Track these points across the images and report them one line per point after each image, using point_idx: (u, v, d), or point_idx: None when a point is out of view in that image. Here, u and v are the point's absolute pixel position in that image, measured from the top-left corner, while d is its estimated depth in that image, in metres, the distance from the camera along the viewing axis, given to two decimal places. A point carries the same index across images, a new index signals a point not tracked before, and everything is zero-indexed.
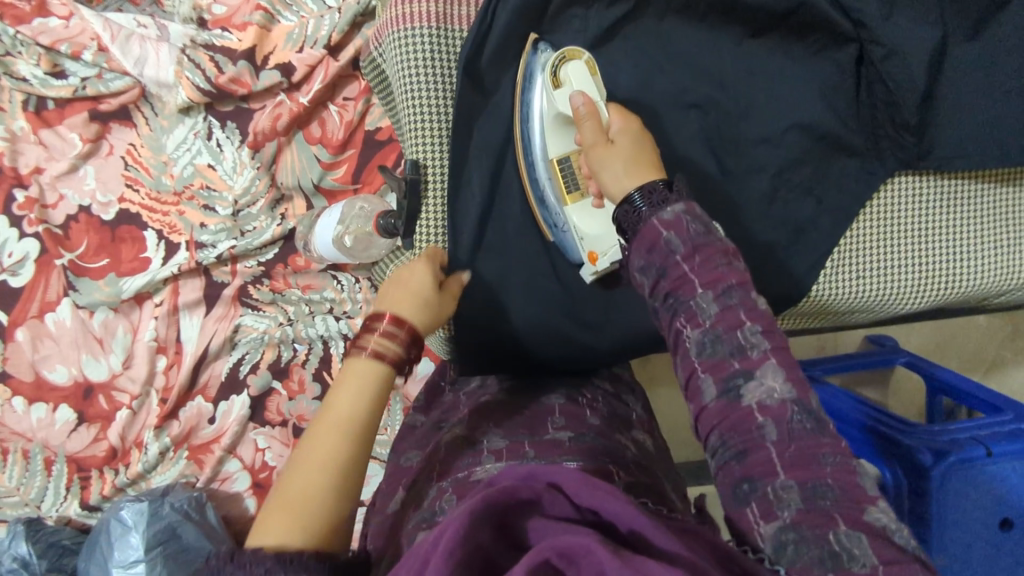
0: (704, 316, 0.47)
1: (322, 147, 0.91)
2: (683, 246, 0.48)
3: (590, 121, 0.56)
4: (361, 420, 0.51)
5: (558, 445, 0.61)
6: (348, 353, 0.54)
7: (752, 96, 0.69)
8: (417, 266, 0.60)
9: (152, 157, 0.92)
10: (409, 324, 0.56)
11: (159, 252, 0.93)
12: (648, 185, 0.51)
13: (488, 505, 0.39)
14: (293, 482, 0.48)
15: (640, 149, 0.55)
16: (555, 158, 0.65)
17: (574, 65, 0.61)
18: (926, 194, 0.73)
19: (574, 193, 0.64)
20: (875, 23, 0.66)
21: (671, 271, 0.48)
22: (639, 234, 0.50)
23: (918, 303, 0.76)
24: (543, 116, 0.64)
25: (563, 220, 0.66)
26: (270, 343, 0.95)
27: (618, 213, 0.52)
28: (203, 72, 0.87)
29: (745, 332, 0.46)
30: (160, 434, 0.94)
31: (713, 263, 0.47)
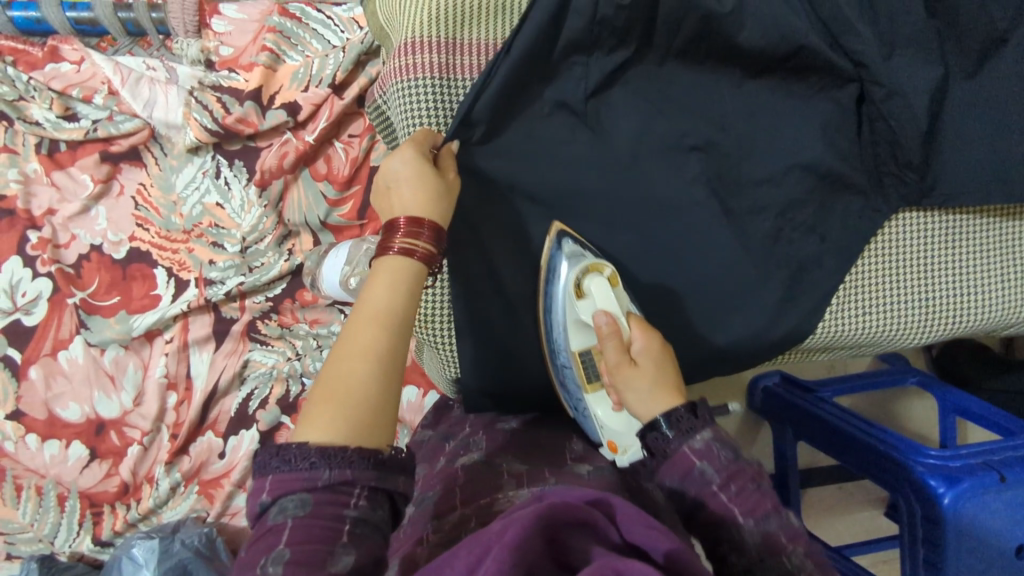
0: (719, 488, 0.49)
1: (328, 184, 0.92)
2: (717, 477, 0.49)
3: (611, 340, 0.56)
4: (389, 314, 0.50)
5: (577, 476, 0.61)
6: (377, 255, 0.54)
7: (752, 137, 0.70)
8: (418, 155, 0.59)
9: (162, 197, 0.93)
10: (430, 219, 0.55)
11: (169, 289, 0.94)
12: (673, 411, 0.52)
13: (551, 513, 0.37)
14: (337, 373, 0.47)
15: (663, 371, 0.55)
16: (576, 350, 0.67)
17: (596, 278, 0.64)
18: (930, 231, 0.73)
19: (593, 382, 0.66)
20: (875, 64, 0.66)
21: (710, 502, 0.49)
22: (670, 461, 0.51)
23: (923, 338, 0.76)
24: (564, 315, 0.67)
25: (582, 406, 0.68)
26: (278, 378, 0.96)
27: (645, 439, 0.52)
28: (211, 113, 0.88)
29: (764, 518, 0.48)
30: (171, 469, 0.95)
31: (747, 493, 0.48)
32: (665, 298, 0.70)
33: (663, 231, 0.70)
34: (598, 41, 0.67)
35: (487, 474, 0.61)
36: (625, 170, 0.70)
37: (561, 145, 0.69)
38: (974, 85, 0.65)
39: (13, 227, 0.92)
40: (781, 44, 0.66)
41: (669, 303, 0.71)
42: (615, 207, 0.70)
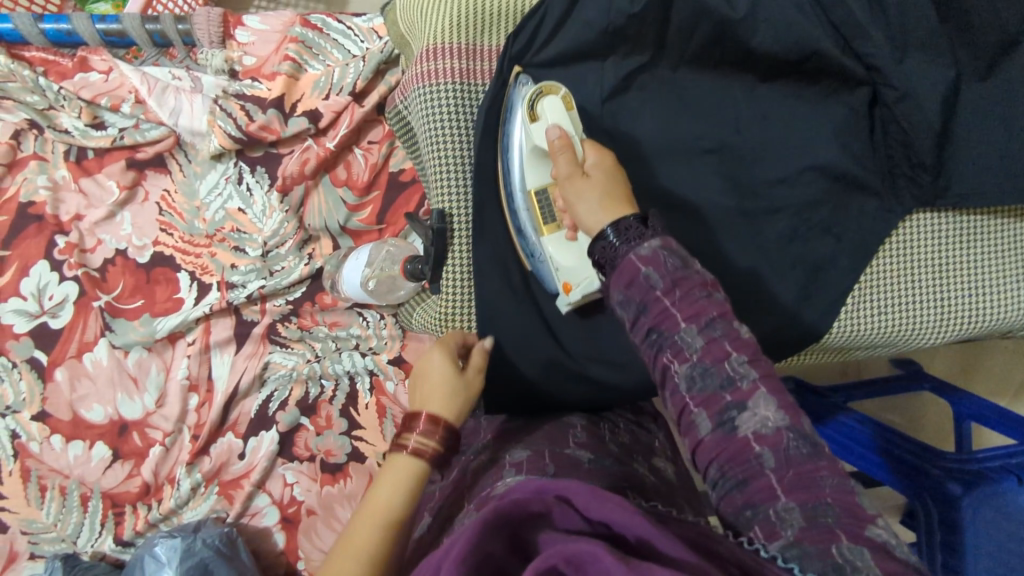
0: (691, 351, 0.49)
1: (348, 189, 0.94)
2: (662, 282, 0.50)
3: (564, 154, 0.59)
4: (398, 507, 0.61)
5: (577, 464, 0.62)
6: (392, 450, 0.63)
7: (766, 139, 0.72)
8: (437, 360, 0.67)
9: (186, 203, 0.96)
10: (444, 421, 0.64)
11: (192, 292, 0.96)
12: (622, 222, 0.54)
13: (503, 512, 0.42)
14: (354, 539, 0.58)
15: (613, 181, 0.58)
16: (533, 189, 0.66)
17: (551, 100, 0.63)
18: (941, 231, 0.75)
19: (550, 224, 0.65)
20: (888, 67, 0.67)
21: (653, 306, 0.51)
22: (618, 269, 0.53)
23: (940, 337, 0.77)
24: (522, 151, 0.66)
25: (539, 251, 0.67)
26: (298, 380, 0.97)
27: (595, 251, 0.55)
28: (235, 121, 0.90)
29: (732, 363, 0.48)
30: (191, 470, 0.96)
31: (693, 298, 0.50)
32: None
33: (681, 232, 0.71)
34: (614, 47, 0.69)
35: (492, 469, 0.65)
36: (643, 172, 0.71)
37: None
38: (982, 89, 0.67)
39: (41, 232, 0.95)
40: (795, 47, 0.67)
41: None
42: (631, 209, 0.71)
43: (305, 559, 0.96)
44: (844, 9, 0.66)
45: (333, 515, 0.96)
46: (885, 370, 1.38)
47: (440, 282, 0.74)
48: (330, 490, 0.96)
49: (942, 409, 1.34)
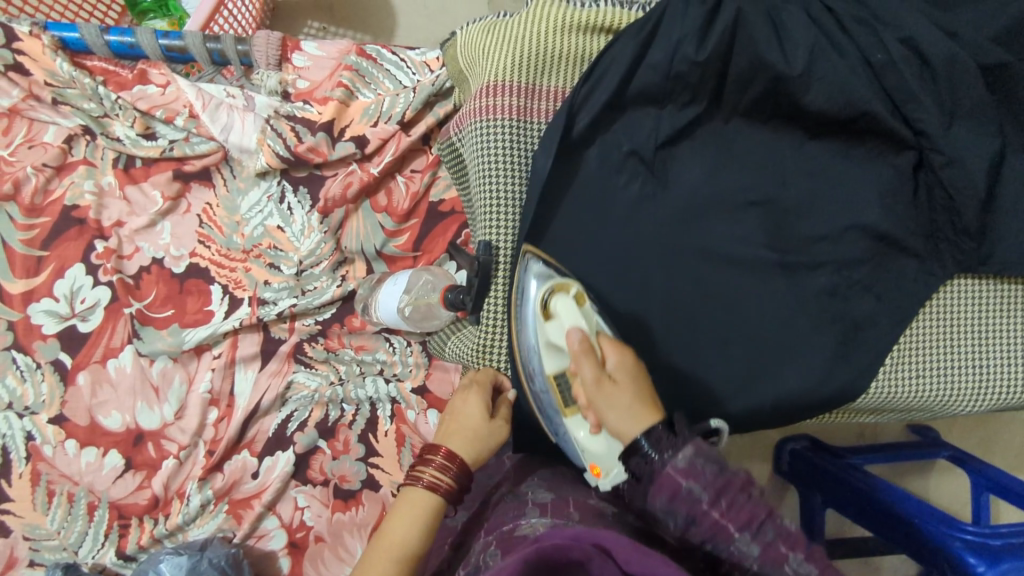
0: (747, 559, 0.47)
1: (387, 216, 0.95)
2: (704, 492, 0.49)
3: (586, 357, 0.58)
4: (415, 546, 0.61)
5: (602, 513, 0.60)
6: (407, 483, 0.65)
7: (812, 194, 0.72)
8: (470, 403, 0.68)
9: (226, 217, 0.97)
10: (460, 459, 0.65)
11: (223, 306, 0.96)
12: (653, 433, 0.53)
13: (539, 558, 0.45)
14: (371, 566, 0.59)
15: (639, 388, 0.57)
16: (552, 373, 0.63)
17: (562, 297, 0.64)
18: (982, 299, 0.75)
19: (571, 406, 0.62)
20: (935, 133, 0.69)
21: (701, 518, 0.49)
22: (657, 482, 0.51)
23: (977, 406, 0.76)
24: (536, 341, 0.64)
25: (563, 430, 0.64)
26: (319, 402, 0.97)
27: (629, 463, 0.53)
28: (284, 141, 0.92)
29: (791, 564, 0.46)
30: (203, 486, 0.95)
31: (738, 503, 0.48)
32: (718, 345, 0.72)
33: (717, 281, 0.72)
34: (670, 95, 0.70)
35: (514, 503, 0.65)
36: (686, 218, 0.72)
37: (625, 191, 0.72)
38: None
39: (82, 235, 0.96)
40: (847, 108, 0.68)
41: (722, 352, 0.72)
42: (673, 254, 0.72)
43: None
44: (898, 75, 0.68)
45: (341, 544, 0.94)
46: (902, 436, 1.37)
47: (481, 312, 0.74)
48: (340, 517, 0.95)
49: (958, 479, 1.33)
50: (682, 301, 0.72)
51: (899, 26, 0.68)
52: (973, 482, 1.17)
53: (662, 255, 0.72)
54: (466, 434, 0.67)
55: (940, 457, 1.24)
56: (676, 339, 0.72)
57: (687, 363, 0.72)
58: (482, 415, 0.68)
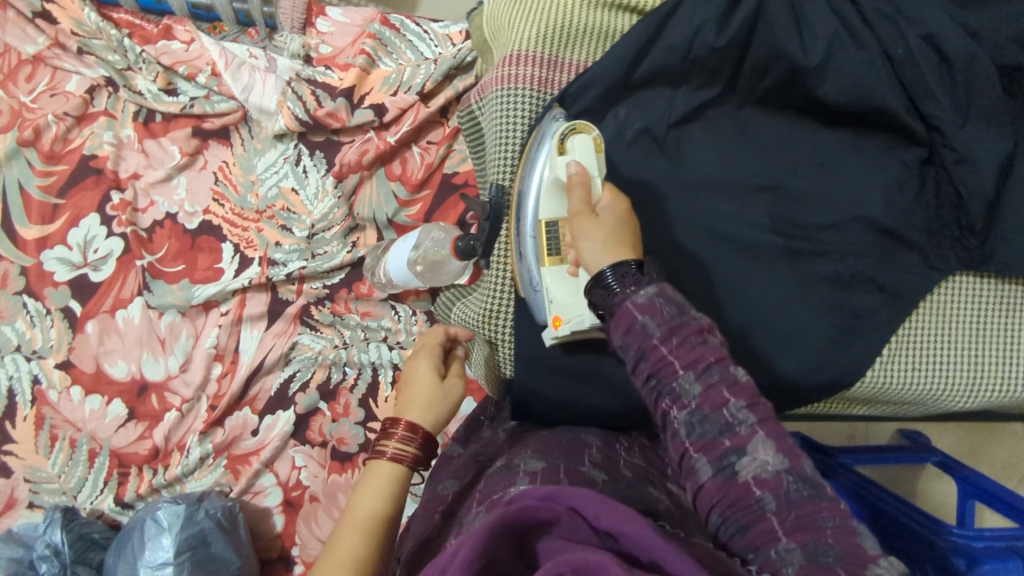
0: (688, 398, 0.48)
1: (401, 184, 0.97)
2: (659, 330, 0.50)
3: (579, 190, 0.60)
4: (381, 516, 0.63)
5: (593, 483, 0.60)
6: (371, 458, 0.67)
7: (822, 184, 0.73)
8: (420, 367, 0.71)
9: (241, 176, 0.97)
10: (421, 428, 0.67)
11: (233, 264, 0.98)
12: (620, 268, 0.54)
13: (508, 520, 0.43)
14: (339, 549, 0.60)
15: (619, 227, 0.58)
16: (543, 220, 0.66)
17: (580, 137, 0.63)
18: (983, 295, 0.76)
19: (553, 256, 0.64)
20: (950, 129, 0.70)
21: (651, 354, 0.50)
22: (615, 315, 0.52)
23: (969, 402, 0.78)
24: (539, 182, 0.66)
25: (539, 282, 0.66)
26: (322, 364, 0.98)
27: (593, 292, 0.55)
28: (304, 104, 0.93)
29: (729, 410, 0.48)
30: (203, 440, 0.97)
31: (691, 344, 0.49)
32: (719, 328, 0.73)
33: (727, 263, 0.73)
34: (687, 77, 0.71)
35: (505, 475, 0.64)
36: (693, 199, 0.73)
37: (639, 171, 0.72)
38: None
39: (98, 186, 0.97)
40: (860, 101, 0.69)
41: (726, 335, 0.73)
42: (683, 234, 0.72)
43: (301, 545, 0.97)
44: (916, 70, 0.69)
45: (334, 503, 0.97)
46: (895, 439, 1.39)
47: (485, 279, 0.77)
48: (336, 479, 0.98)
49: (948, 486, 1.35)
50: (693, 282, 0.72)
51: (922, 22, 0.69)
52: (962, 488, 1.19)
53: (671, 236, 0.72)
54: (424, 400, 0.69)
55: (931, 461, 1.26)
56: None
57: None
58: (436, 380, 0.70)
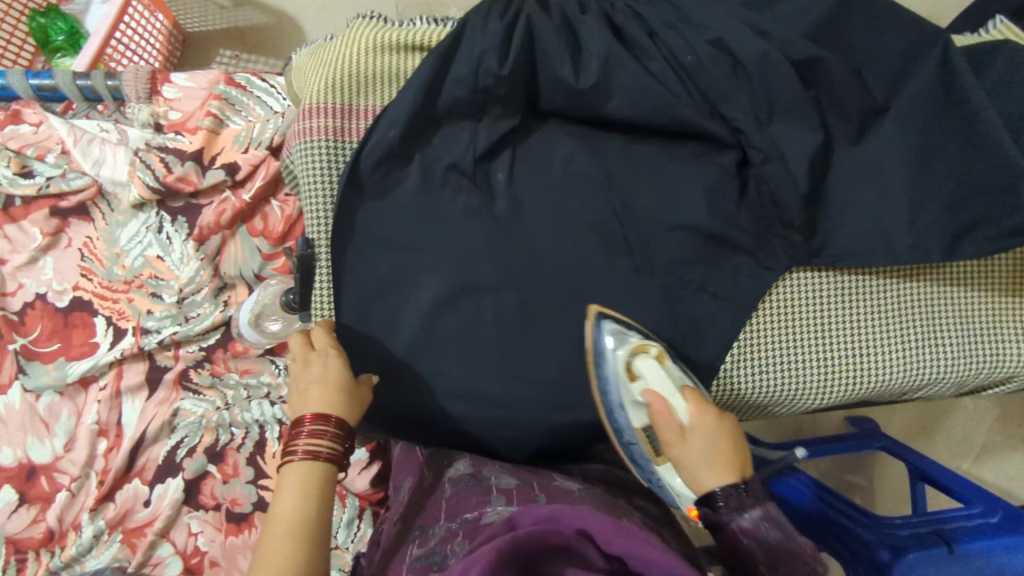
0: (753, 544, 0.56)
1: (264, 239, 0.97)
2: (764, 554, 0.56)
3: (664, 417, 0.65)
4: (309, 515, 0.60)
5: (568, 492, 0.65)
6: (284, 461, 0.63)
7: (642, 197, 0.73)
8: (333, 362, 0.67)
9: (106, 250, 0.98)
10: (334, 418, 0.64)
11: (107, 337, 0.97)
12: (727, 487, 0.59)
13: (517, 544, 0.46)
14: (275, 556, 0.57)
15: (718, 441, 0.63)
16: (639, 428, 0.70)
17: (645, 358, 0.69)
18: (824, 289, 0.75)
19: (662, 455, 0.69)
20: (751, 130, 0.70)
21: (721, 527, 0.58)
22: (722, 535, 0.58)
23: (828, 398, 0.77)
24: (622, 398, 0.70)
25: (656, 478, 0.69)
26: (207, 427, 0.98)
27: (702, 514, 0.60)
28: (153, 172, 0.94)
29: (794, 546, 0.56)
30: (95, 517, 0.96)
31: (797, 569, 0.54)
32: (557, 354, 0.72)
33: (556, 288, 0.72)
34: (484, 108, 0.70)
35: (476, 489, 0.66)
36: (512, 227, 0.72)
37: (453, 207, 0.71)
38: (862, 150, 0.71)
39: None
40: (655, 111, 0.69)
41: (562, 360, 0.72)
42: (508, 265, 0.72)
43: None
44: (708, 76, 0.70)
45: (235, 567, 0.94)
46: (841, 429, 1.38)
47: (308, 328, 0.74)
48: (233, 541, 0.95)
49: (898, 470, 1.34)
50: (522, 310, 0.72)
51: (708, 29, 0.71)
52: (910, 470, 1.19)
53: (497, 268, 0.71)
54: (336, 391, 0.65)
55: (872, 448, 1.25)
56: (515, 351, 0.72)
57: (532, 373, 0.72)
58: (347, 373, 0.67)
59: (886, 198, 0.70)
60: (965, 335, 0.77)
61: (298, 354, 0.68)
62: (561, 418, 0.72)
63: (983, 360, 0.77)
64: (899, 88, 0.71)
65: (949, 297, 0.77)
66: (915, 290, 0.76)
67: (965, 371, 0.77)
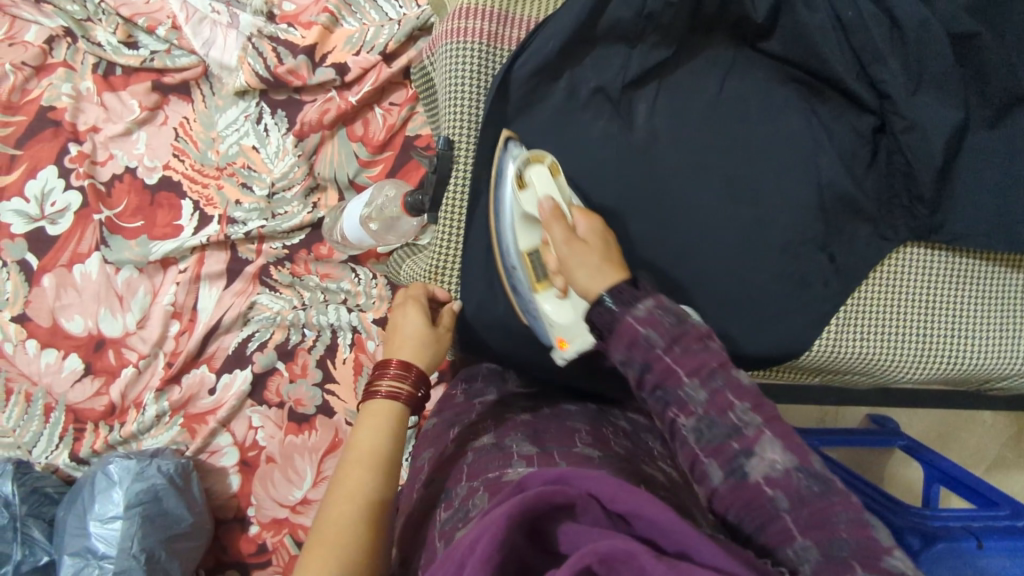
0: (694, 404, 0.50)
1: (362, 145, 0.96)
2: (661, 339, 0.52)
3: (557, 224, 0.60)
4: (385, 453, 0.63)
5: (588, 458, 0.60)
6: (365, 399, 0.67)
7: (777, 149, 0.73)
8: (409, 311, 0.71)
9: (202, 133, 0.97)
10: (416, 368, 0.68)
11: (193, 221, 0.97)
12: (615, 287, 0.55)
13: (523, 507, 0.42)
14: (345, 484, 0.60)
15: (608, 247, 0.59)
16: (526, 251, 0.65)
17: (537, 166, 0.64)
18: (935, 268, 0.77)
19: (540, 280, 0.64)
20: (900, 97, 0.70)
21: (655, 363, 0.52)
22: (617, 331, 0.54)
23: (919, 374, 0.79)
24: (514, 216, 0.66)
25: (534, 308, 0.66)
26: (281, 325, 0.98)
27: (591, 314, 0.56)
28: (265, 61, 0.92)
29: (736, 412, 0.49)
30: (159, 397, 0.97)
31: (692, 352, 0.51)
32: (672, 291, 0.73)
33: (680, 225, 0.72)
34: (642, 35, 0.69)
35: (497, 455, 0.63)
36: (646, 161, 0.72)
37: (591, 133, 0.71)
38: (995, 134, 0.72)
39: (56, 137, 0.96)
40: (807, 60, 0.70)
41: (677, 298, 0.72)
42: (637, 197, 0.72)
43: (256, 505, 0.97)
44: (863, 36, 0.70)
45: (291, 465, 0.97)
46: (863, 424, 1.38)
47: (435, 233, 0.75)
48: (293, 440, 0.97)
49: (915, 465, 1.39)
50: (646, 244, 0.72)
51: None
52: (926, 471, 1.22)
53: (627, 201, 0.72)
54: (422, 344, 0.69)
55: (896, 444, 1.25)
56: None
57: None
58: (425, 320, 0.70)
59: (1014, 186, 0.71)
60: None
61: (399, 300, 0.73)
62: None
63: None
64: None
65: None
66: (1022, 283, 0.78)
67: None
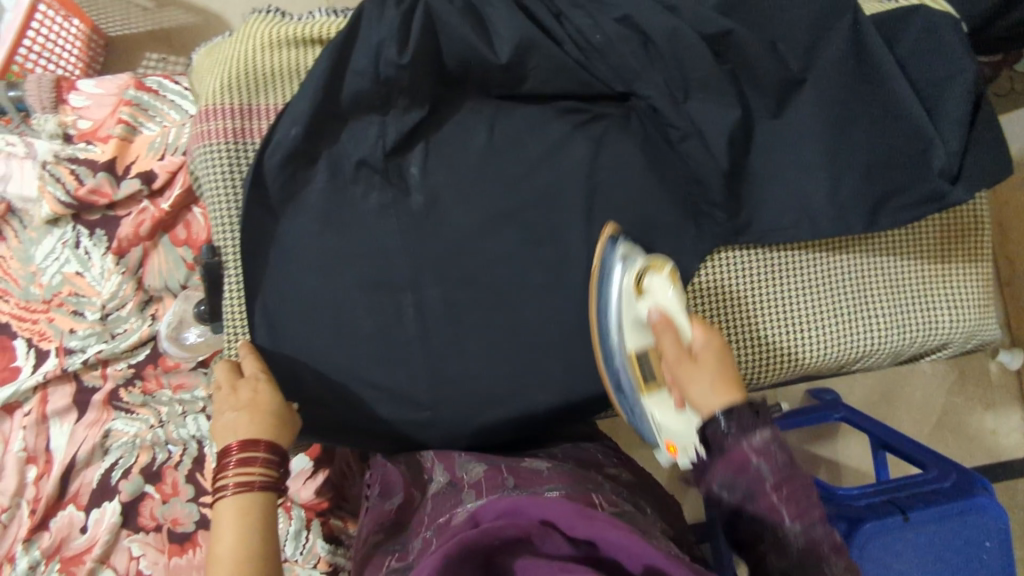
0: (779, 514, 0.53)
1: (188, 248, 0.94)
2: (772, 475, 0.54)
3: (669, 334, 0.60)
4: (251, 552, 0.56)
5: (538, 473, 0.62)
6: (216, 500, 0.59)
7: (564, 178, 0.70)
8: (268, 391, 0.64)
9: (21, 269, 0.93)
10: (262, 439, 0.61)
11: (30, 359, 0.94)
12: (734, 407, 0.56)
13: (471, 546, 0.44)
14: None
15: (722, 363, 0.60)
16: (633, 351, 0.62)
17: (658, 277, 0.63)
18: (753, 268, 0.74)
19: (652, 385, 0.62)
20: (666, 108, 0.68)
21: (760, 499, 0.54)
22: (727, 458, 0.55)
23: (765, 378, 0.76)
24: (618, 317, 0.63)
25: (639, 409, 0.65)
26: (143, 446, 0.93)
27: (705, 430, 0.57)
28: (64, 185, 0.90)
29: (812, 525, 0.53)
30: (30, 547, 0.90)
31: (796, 490, 0.54)
32: (486, 349, 0.70)
33: (479, 280, 0.70)
34: (391, 101, 0.67)
35: (450, 494, 0.62)
36: (429, 223, 0.69)
37: (365, 207, 0.69)
38: (779, 124, 0.69)
39: None
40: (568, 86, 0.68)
41: (491, 355, 0.70)
42: (428, 262, 0.69)
43: None
44: (617, 53, 0.67)
45: None
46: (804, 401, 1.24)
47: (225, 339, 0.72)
48: (177, 562, 0.90)
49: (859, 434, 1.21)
50: (449, 308, 0.69)
51: (618, 6, 0.68)
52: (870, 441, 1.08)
53: (419, 268, 0.69)
54: (266, 417, 0.62)
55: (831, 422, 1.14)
56: (441, 350, 0.69)
57: (456, 373, 0.69)
58: (279, 398, 0.64)
59: (803, 172, 0.68)
60: (898, 305, 0.76)
61: (224, 384, 0.65)
62: (492, 417, 0.70)
63: (922, 331, 0.77)
64: (814, 57, 0.67)
65: (881, 270, 0.76)
66: (858, 262, 0.75)
67: (900, 342, 0.76)
